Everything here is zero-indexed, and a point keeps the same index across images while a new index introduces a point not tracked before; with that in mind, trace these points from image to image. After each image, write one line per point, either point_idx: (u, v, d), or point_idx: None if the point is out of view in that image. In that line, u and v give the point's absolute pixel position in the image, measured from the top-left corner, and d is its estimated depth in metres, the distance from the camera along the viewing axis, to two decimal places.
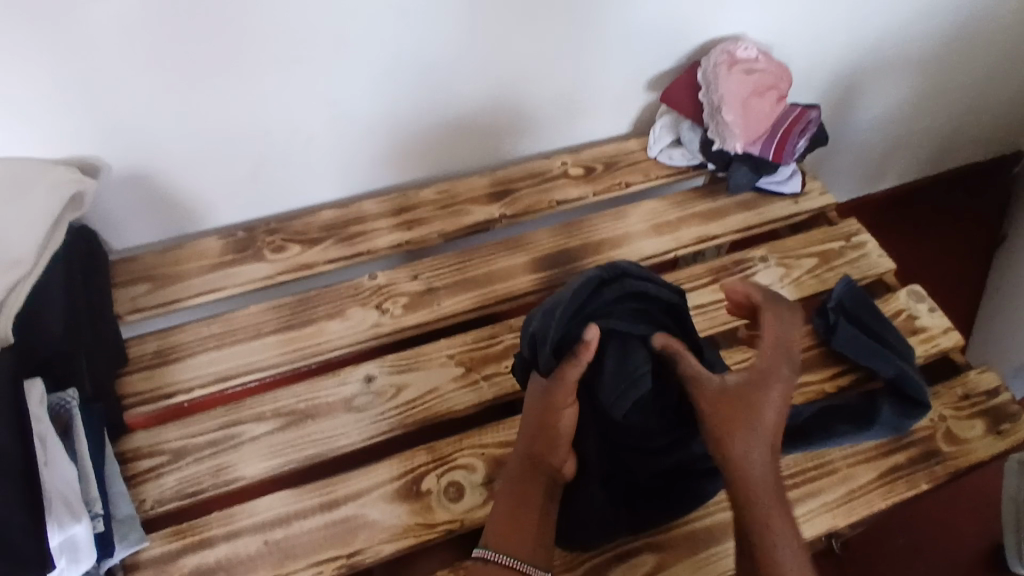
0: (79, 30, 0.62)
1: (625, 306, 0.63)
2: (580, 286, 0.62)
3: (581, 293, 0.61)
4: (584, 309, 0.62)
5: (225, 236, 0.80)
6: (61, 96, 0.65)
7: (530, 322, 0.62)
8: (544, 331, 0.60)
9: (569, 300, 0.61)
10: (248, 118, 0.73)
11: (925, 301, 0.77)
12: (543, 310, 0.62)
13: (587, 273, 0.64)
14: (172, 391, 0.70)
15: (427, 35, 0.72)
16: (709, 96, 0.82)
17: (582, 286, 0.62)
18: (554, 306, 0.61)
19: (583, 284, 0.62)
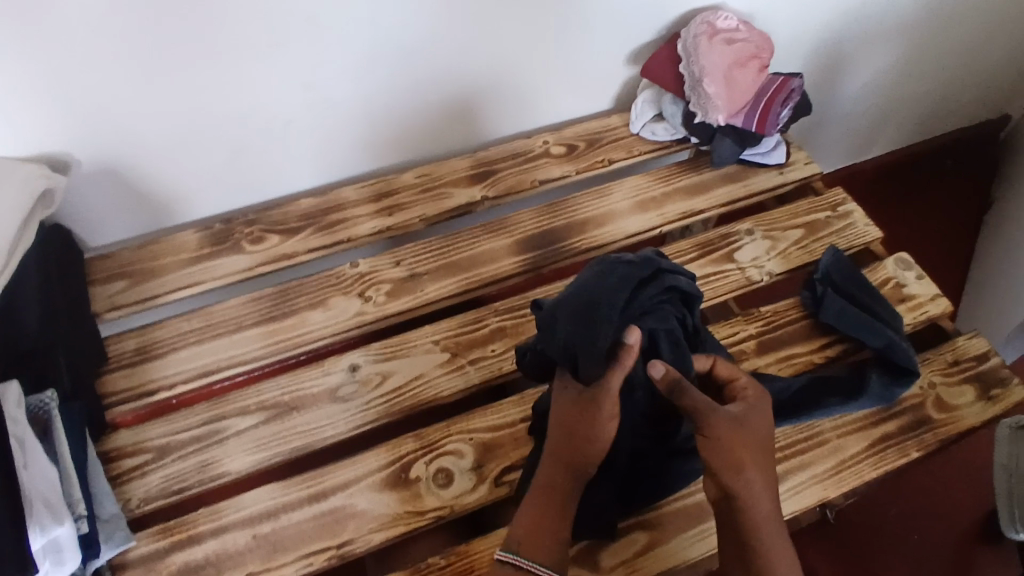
0: (42, 24, 0.60)
1: (657, 298, 0.59)
2: (622, 284, 0.55)
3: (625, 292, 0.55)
4: (626, 307, 0.56)
5: (203, 229, 0.79)
6: (27, 90, 0.63)
7: (561, 322, 0.55)
8: (586, 336, 0.53)
9: (613, 298, 0.55)
10: (221, 108, 0.72)
11: (913, 269, 0.76)
12: (579, 308, 0.54)
13: (623, 266, 0.57)
14: (154, 388, 0.69)
15: (403, 15, 0.71)
16: (689, 68, 0.80)
17: (620, 280, 0.56)
18: (595, 305, 0.54)
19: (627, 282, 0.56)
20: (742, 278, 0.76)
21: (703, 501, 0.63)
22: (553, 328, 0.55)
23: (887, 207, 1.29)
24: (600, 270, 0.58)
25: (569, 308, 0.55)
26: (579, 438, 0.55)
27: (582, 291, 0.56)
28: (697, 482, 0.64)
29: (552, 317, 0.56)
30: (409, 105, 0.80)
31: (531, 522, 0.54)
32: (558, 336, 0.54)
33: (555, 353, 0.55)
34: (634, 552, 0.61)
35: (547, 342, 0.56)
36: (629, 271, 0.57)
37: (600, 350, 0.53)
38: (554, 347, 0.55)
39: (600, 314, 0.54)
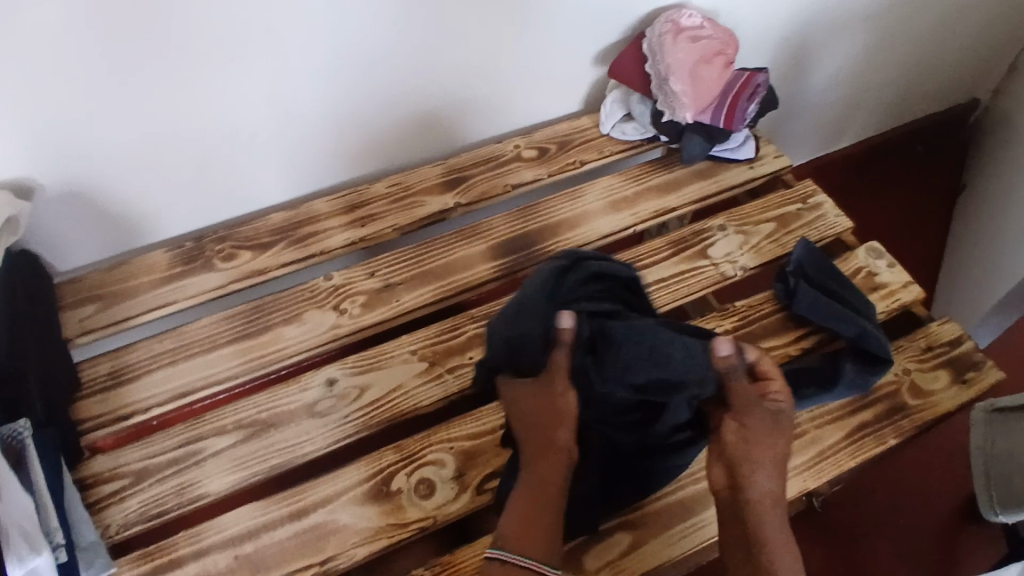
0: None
1: (587, 288, 0.62)
2: (542, 280, 0.60)
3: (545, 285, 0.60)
4: (552, 298, 0.60)
5: (173, 247, 0.78)
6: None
7: (501, 326, 0.59)
8: (520, 330, 0.58)
9: (535, 295, 0.59)
10: (185, 125, 0.71)
11: (884, 257, 0.77)
12: (513, 311, 0.60)
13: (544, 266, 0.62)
14: (130, 412, 0.68)
15: (365, 24, 0.70)
16: (655, 66, 0.80)
17: (540, 277, 0.60)
18: (522, 304, 0.59)
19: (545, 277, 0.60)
20: (716, 274, 0.77)
21: (685, 498, 0.63)
22: (493, 335, 0.60)
23: (861, 196, 1.29)
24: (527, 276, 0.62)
25: (503, 316, 0.60)
26: (545, 431, 0.58)
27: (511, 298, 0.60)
28: (679, 480, 0.64)
29: (493, 328, 0.61)
30: (377, 114, 0.79)
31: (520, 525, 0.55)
32: (498, 339, 0.59)
33: (501, 356, 0.59)
34: (619, 554, 0.61)
35: (493, 351, 0.60)
36: (549, 270, 0.61)
37: (530, 338, 0.57)
38: (499, 354, 0.59)
39: (525, 307, 0.59)
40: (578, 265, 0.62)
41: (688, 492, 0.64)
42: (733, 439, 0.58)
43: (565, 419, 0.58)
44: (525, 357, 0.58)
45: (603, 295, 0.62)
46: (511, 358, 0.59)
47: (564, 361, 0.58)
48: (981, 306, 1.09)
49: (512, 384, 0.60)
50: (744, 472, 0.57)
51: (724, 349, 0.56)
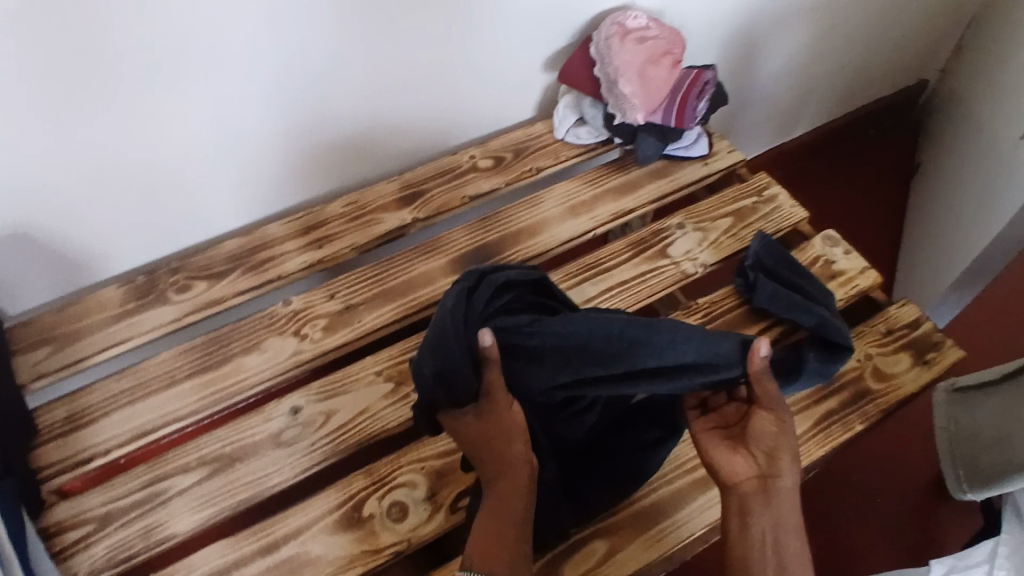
0: None
1: (503, 302, 0.61)
2: (455, 300, 0.57)
3: (459, 305, 0.57)
4: (472, 317, 0.58)
5: (125, 282, 0.76)
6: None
7: (428, 357, 0.56)
8: (453, 356, 0.55)
9: (455, 316, 0.56)
10: (129, 157, 0.69)
11: (840, 245, 0.78)
12: (434, 338, 0.56)
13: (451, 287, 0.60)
14: (90, 456, 0.66)
15: (308, 43, 0.69)
16: (604, 69, 0.80)
17: (455, 298, 0.58)
18: (443, 329, 0.56)
19: (457, 298, 0.58)
20: (677, 272, 0.77)
21: (659, 500, 0.63)
22: (422, 366, 0.56)
23: (821, 182, 1.31)
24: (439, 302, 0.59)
25: (426, 346, 0.56)
26: (496, 449, 0.56)
27: (432, 324, 0.57)
28: (652, 482, 0.64)
29: (419, 359, 0.57)
30: (327, 133, 0.78)
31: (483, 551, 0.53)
32: (429, 369, 0.56)
33: (432, 386, 0.56)
34: (596, 562, 0.60)
35: (424, 383, 0.56)
36: (462, 290, 0.59)
37: (462, 366, 0.55)
38: (431, 385, 0.56)
39: (448, 336, 0.55)
40: (492, 279, 0.60)
41: (662, 493, 0.64)
42: (767, 430, 0.57)
43: (515, 435, 0.56)
44: (463, 380, 0.55)
45: (520, 308, 0.62)
46: (445, 386, 0.56)
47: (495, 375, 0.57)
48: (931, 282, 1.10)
49: (452, 415, 0.57)
50: (778, 459, 0.56)
51: (765, 350, 0.55)
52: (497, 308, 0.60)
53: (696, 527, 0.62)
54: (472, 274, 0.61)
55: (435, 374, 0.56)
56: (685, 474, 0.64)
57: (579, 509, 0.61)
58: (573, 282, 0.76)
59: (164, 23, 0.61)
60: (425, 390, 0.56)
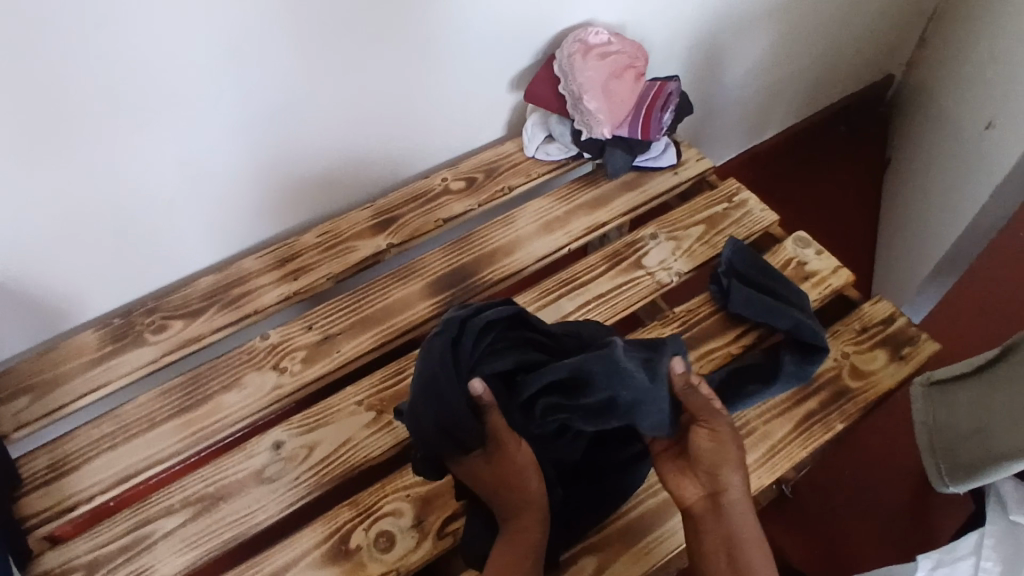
0: None
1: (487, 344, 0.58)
2: (444, 354, 0.54)
3: (450, 360, 0.54)
4: (463, 371, 0.55)
5: (101, 326, 0.75)
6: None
7: (427, 417, 0.54)
8: (453, 413, 0.54)
9: (447, 375, 0.54)
10: (99, 201, 0.69)
11: (811, 246, 0.79)
12: (428, 398, 0.54)
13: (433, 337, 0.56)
14: (72, 504, 0.65)
15: (271, 79, 0.70)
16: (568, 87, 0.81)
17: (441, 353, 0.55)
18: (437, 389, 0.54)
19: (445, 352, 0.54)
20: (653, 282, 0.77)
21: (645, 512, 0.63)
22: (421, 426, 0.55)
23: (795, 182, 1.33)
24: (422, 356, 0.56)
25: (421, 406, 0.54)
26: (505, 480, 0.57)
27: (422, 382, 0.54)
28: (637, 495, 0.64)
29: (416, 418, 0.55)
30: (297, 165, 0.79)
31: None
32: (429, 428, 0.55)
33: (438, 444, 0.55)
34: None
35: (427, 441, 0.55)
36: (446, 344, 0.55)
37: (465, 420, 0.54)
38: (434, 442, 0.55)
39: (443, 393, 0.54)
40: (472, 324, 0.57)
41: (647, 506, 0.64)
42: (706, 448, 0.57)
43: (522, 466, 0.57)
44: (466, 435, 0.55)
45: (506, 348, 0.59)
46: (450, 441, 0.55)
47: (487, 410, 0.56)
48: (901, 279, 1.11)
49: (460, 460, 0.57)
50: (720, 476, 0.57)
51: (681, 366, 0.58)
52: (483, 353, 0.58)
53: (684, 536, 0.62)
54: (451, 322, 0.57)
55: (435, 431, 0.55)
56: None
57: (569, 532, 0.61)
58: (550, 299, 0.76)
59: (124, 68, 0.61)
60: (429, 448, 0.56)
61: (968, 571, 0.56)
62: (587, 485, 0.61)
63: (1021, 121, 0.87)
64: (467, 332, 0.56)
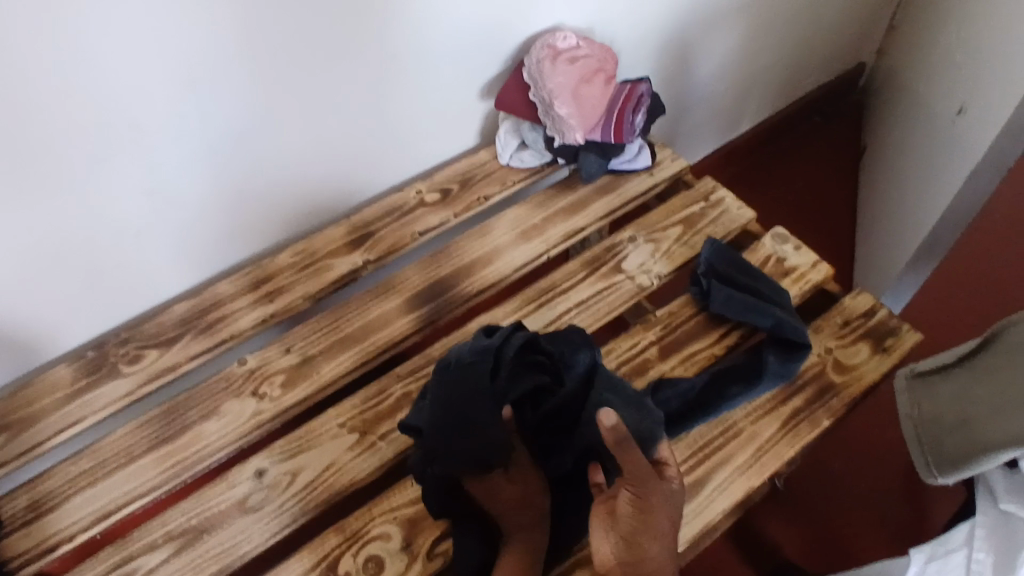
0: None
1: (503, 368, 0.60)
2: (471, 375, 0.58)
3: (476, 380, 0.58)
4: (497, 393, 0.58)
5: (75, 359, 0.74)
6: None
7: (460, 437, 0.56)
8: (484, 432, 0.56)
9: (479, 396, 0.57)
10: (64, 232, 0.67)
11: (790, 242, 0.79)
12: (462, 420, 0.56)
13: (464, 359, 0.60)
14: (52, 546, 0.64)
15: (238, 100, 0.68)
16: (539, 93, 0.80)
17: (476, 380, 0.58)
18: (471, 410, 0.56)
19: (473, 372, 0.58)
20: (633, 286, 0.77)
21: None
22: (449, 446, 0.56)
23: (771, 176, 1.34)
24: (453, 381, 0.58)
25: (451, 426, 0.56)
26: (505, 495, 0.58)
27: (457, 404, 0.57)
28: None
29: (441, 439, 0.56)
30: (267, 185, 0.78)
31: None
32: (458, 448, 0.56)
33: (462, 465, 0.56)
34: None
35: (449, 462, 0.56)
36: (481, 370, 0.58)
37: (488, 442, 0.56)
38: (457, 464, 0.56)
39: (470, 413, 0.56)
40: (502, 352, 0.60)
41: None
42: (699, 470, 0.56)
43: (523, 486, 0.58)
44: (491, 457, 0.56)
45: (523, 370, 0.61)
46: (475, 464, 0.56)
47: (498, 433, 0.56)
48: (880, 269, 1.11)
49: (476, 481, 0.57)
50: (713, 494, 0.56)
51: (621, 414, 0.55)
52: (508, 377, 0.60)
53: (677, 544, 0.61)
54: (486, 351, 0.60)
55: (461, 449, 0.56)
56: None
57: (562, 541, 0.60)
58: (531, 309, 0.75)
59: (82, 95, 0.60)
60: (448, 469, 0.56)
61: (962, 563, 0.56)
62: (578, 491, 0.61)
63: (992, 105, 0.87)
64: (499, 359, 0.60)
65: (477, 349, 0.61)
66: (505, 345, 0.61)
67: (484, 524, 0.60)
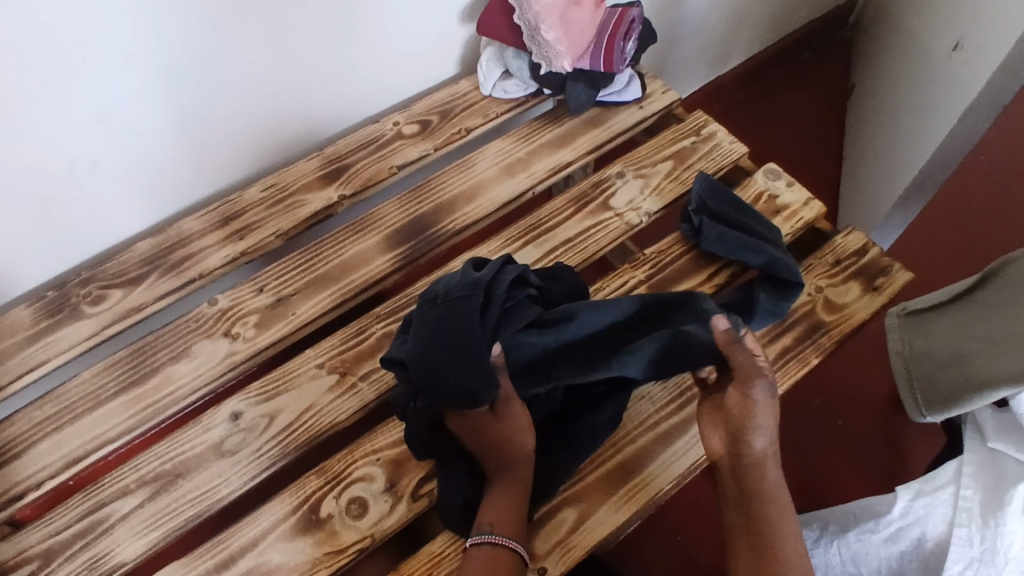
0: None
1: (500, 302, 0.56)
2: (464, 314, 0.54)
3: (469, 318, 0.54)
4: (487, 329, 0.55)
5: (34, 300, 0.69)
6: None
7: (452, 371, 0.53)
8: (480, 366, 0.53)
9: (466, 333, 0.53)
10: (7, 166, 0.61)
11: (782, 178, 0.77)
12: (456, 354, 0.53)
13: (455, 297, 0.55)
14: (19, 492, 0.61)
15: (194, 21, 0.62)
16: (524, 18, 0.75)
17: (466, 313, 0.54)
18: (462, 346, 0.53)
19: (466, 310, 0.54)
20: (621, 224, 0.74)
21: (625, 460, 0.62)
22: (438, 381, 0.53)
23: (758, 113, 1.30)
24: (442, 318, 0.54)
25: (443, 361, 0.53)
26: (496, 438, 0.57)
27: (448, 339, 0.53)
28: (615, 443, 0.62)
29: (433, 374, 0.53)
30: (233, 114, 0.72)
31: (491, 559, 0.52)
32: (448, 383, 0.52)
33: (450, 400, 0.53)
34: (567, 531, 0.59)
35: (440, 397, 0.53)
36: (473, 304, 0.54)
37: (472, 383, 0.52)
38: (446, 398, 0.53)
39: (458, 351, 0.53)
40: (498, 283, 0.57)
41: (626, 454, 0.62)
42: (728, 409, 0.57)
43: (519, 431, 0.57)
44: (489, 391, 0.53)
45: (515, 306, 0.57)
46: (465, 400, 0.53)
47: (482, 374, 0.53)
48: (865, 209, 1.09)
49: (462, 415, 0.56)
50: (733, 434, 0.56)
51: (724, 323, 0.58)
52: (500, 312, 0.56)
53: (664, 482, 0.61)
54: (478, 284, 0.56)
55: (451, 384, 0.52)
56: (648, 431, 0.63)
57: (545, 481, 0.59)
58: (517, 246, 0.73)
59: (22, 13, 0.54)
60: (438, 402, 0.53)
61: (948, 500, 0.58)
62: (564, 429, 0.60)
63: (992, 38, 0.84)
64: (491, 292, 0.56)
65: (466, 281, 0.56)
66: (496, 279, 0.57)
67: (471, 465, 0.59)
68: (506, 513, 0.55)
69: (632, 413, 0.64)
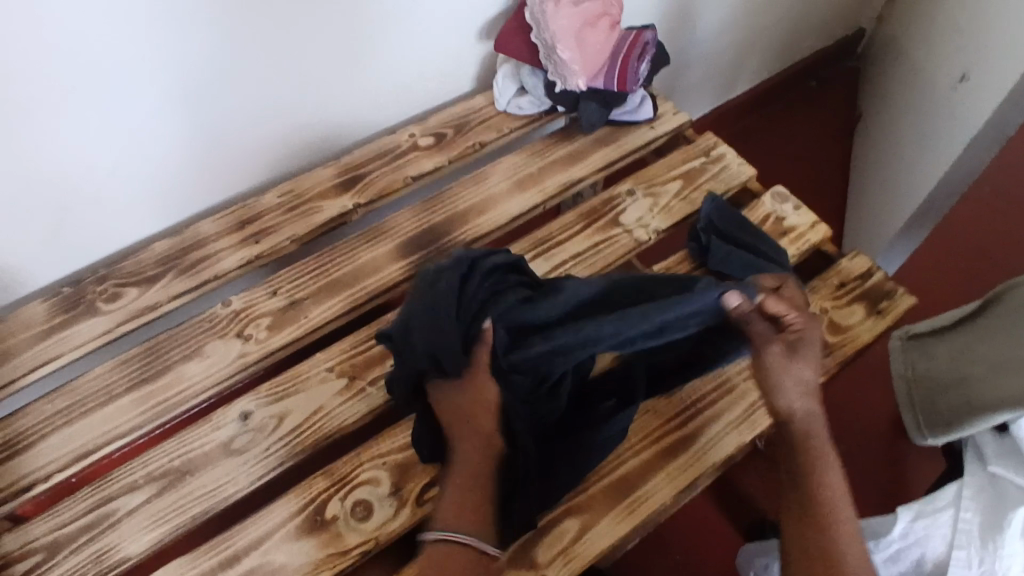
0: None
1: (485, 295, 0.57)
2: (443, 288, 0.55)
3: (443, 289, 0.55)
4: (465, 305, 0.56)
5: (50, 296, 0.70)
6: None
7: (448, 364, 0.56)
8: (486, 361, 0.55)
9: (440, 305, 0.55)
10: (31, 165, 0.63)
11: (789, 201, 0.78)
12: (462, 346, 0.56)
13: (438, 273, 0.58)
14: (27, 484, 0.62)
15: (218, 29, 0.64)
16: (541, 36, 0.77)
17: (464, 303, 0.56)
18: (436, 316, 0.55)
19: (445, 285, 0.56)
20: (630, 240, 0.75)
21: (628, 472, 0.62)
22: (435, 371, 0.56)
23: (765, 137, 1.32)
24: (426, 292, 0.56)
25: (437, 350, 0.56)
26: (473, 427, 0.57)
27: (444, 344, 0.54)
28: (619, 456, 0.63)
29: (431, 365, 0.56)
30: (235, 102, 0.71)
31: (446, 555, 0.53)
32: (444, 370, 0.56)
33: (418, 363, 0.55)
34: (569, 541, 0.59)
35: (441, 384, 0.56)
36: (450, 279, 0.56)
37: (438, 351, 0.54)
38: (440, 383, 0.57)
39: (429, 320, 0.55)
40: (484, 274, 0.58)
41: (629, 467, 0.62)
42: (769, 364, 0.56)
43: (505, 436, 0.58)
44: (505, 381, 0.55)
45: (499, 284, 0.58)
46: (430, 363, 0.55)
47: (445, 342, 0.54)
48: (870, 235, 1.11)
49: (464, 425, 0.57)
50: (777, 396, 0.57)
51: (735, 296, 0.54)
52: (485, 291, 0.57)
53: (666, 496, 0.61)
54: (460, 261, 0.58)
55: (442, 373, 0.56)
56: (652, 444, 0.64)
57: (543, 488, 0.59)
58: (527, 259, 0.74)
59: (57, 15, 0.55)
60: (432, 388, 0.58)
61: (949, 522, 0.59)
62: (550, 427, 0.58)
63: (998, 72, 0.86)
64: (469, 282, 0.57)
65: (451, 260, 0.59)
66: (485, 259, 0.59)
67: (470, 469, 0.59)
68: (461, 503, 0.55)
69: (637, 426, 0.64)
